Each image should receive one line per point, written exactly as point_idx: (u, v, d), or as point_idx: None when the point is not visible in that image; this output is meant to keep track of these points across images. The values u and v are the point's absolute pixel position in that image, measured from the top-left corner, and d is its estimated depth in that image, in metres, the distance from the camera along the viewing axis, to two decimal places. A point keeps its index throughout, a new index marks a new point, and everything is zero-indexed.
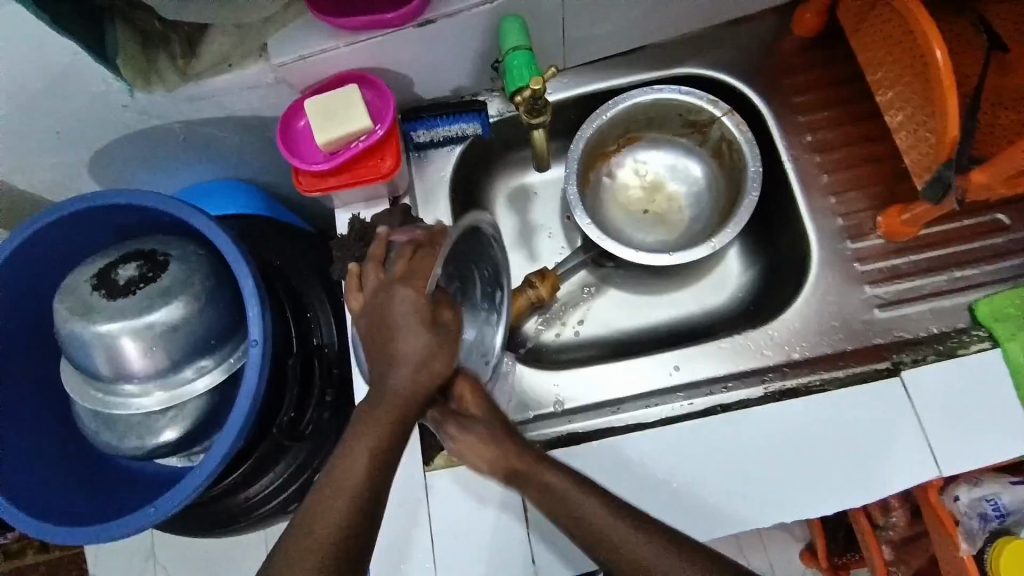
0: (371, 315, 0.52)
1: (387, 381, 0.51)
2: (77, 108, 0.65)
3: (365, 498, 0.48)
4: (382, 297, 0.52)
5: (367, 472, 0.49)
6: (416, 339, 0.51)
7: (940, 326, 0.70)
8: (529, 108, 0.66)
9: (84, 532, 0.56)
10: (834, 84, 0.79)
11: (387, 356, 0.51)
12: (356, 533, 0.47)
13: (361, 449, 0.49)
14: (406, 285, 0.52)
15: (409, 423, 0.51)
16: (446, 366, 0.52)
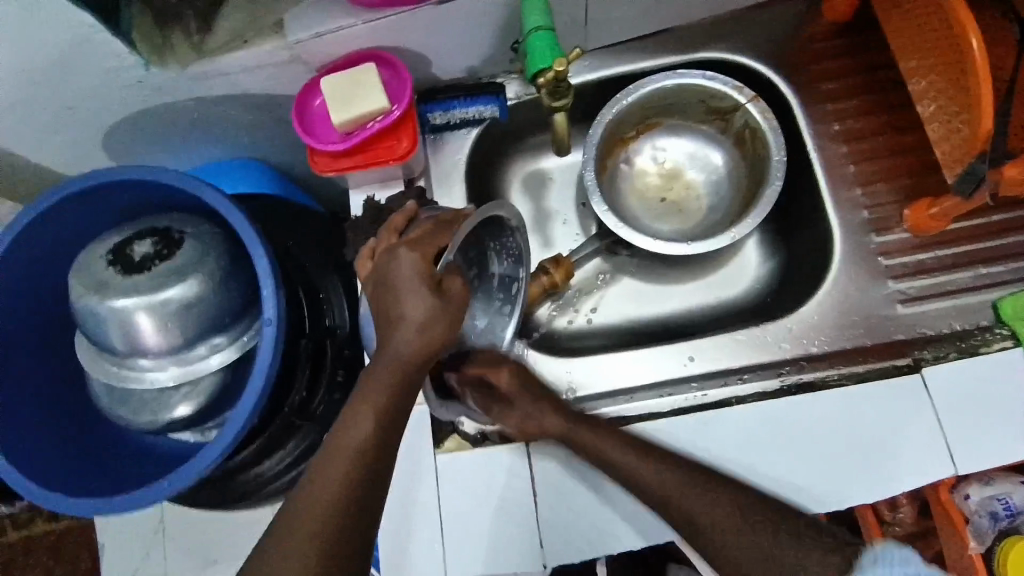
0: (376, 280, 0.52)
1: (386, 344, 0.50)
2: (91, 83, 0.64)
3: (366, 461, 0.49)
4: (387, 261, 0.52)
5: (367, 432, 0.49)
6: (416, 303, 0.50)
7: (963, 323, 0.69)
8: (552, 91, 0.65)
9: (97, 505, 0.57)
10: (862, 72, 0.77)
11: (388, 320, 0.51)
12: (355, 491, 0.48)
13: (364, 415, 0.49)
14: (411, 251, 0.51)
15: (408, 389, 0.51)
16: (448, 333, 0.51)
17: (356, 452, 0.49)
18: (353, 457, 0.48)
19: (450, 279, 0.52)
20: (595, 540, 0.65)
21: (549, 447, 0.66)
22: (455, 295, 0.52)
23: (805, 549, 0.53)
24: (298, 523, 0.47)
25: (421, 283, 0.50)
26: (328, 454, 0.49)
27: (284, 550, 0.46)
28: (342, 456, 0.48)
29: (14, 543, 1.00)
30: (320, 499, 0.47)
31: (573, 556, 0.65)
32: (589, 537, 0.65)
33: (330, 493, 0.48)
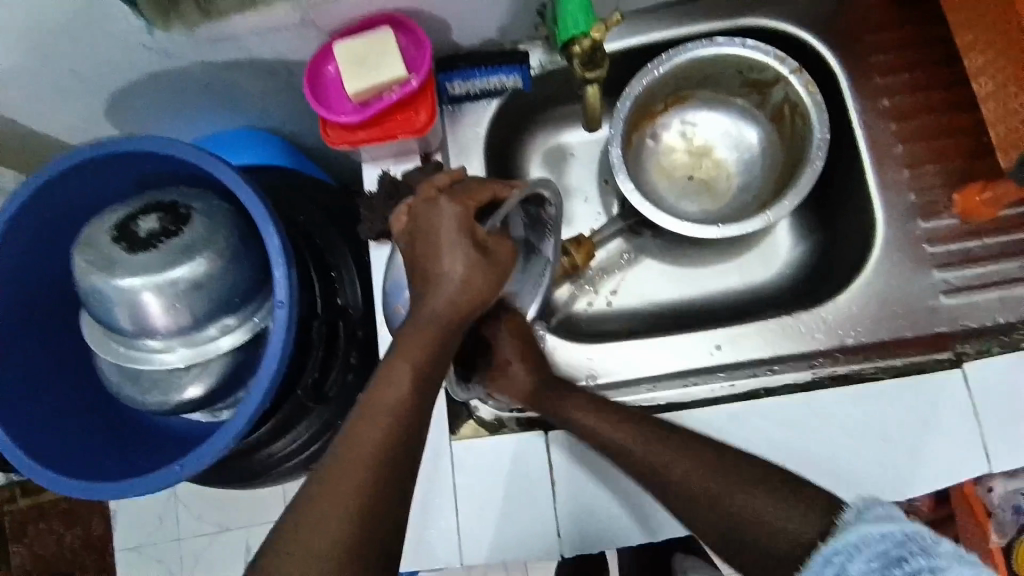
0: (414, 235, 0.49)
1: (426, 302, 0.48)
2: (92, 45, 0.60)
3: (403, 423, 0.45)
4: (425, 214, 0.49)
5: (404, 394, 0.46)
6: (458, 258, 0.47)
7: (1009, 317, 0.65)
8: (586, 61, 0.61)
9: (108, 488, 0.56)
10: (917, 42, 0.71)
11: (426, 277, 0.48)
12: (391, 460, 0.44)
13: (401, 376, 0.46)
14: (453, 203, 0.48)
15: (445, 350, 0.48)
16: (489, 291, 0.48)
17: (387, 422, 0.45)
18: (383, 428, 0.45)
19: (492, 235, 0.50)
20: (613, 533, 0.63)
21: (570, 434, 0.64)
22: (498, 251, 0.49)
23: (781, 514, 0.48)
24: (320, 503, 0.43)
25: (464, 237, 0.47)
26: (356, 425, 0.45)
27: (306, 527, 0.42)
28: (372, 425, 0.45)
29: (26, 510, 1.01)
30: (348, 472, 0.43)
31: (590, 548, 0.63)
32: (607, 530, 0.63)
33: (356, 469, 0.44)
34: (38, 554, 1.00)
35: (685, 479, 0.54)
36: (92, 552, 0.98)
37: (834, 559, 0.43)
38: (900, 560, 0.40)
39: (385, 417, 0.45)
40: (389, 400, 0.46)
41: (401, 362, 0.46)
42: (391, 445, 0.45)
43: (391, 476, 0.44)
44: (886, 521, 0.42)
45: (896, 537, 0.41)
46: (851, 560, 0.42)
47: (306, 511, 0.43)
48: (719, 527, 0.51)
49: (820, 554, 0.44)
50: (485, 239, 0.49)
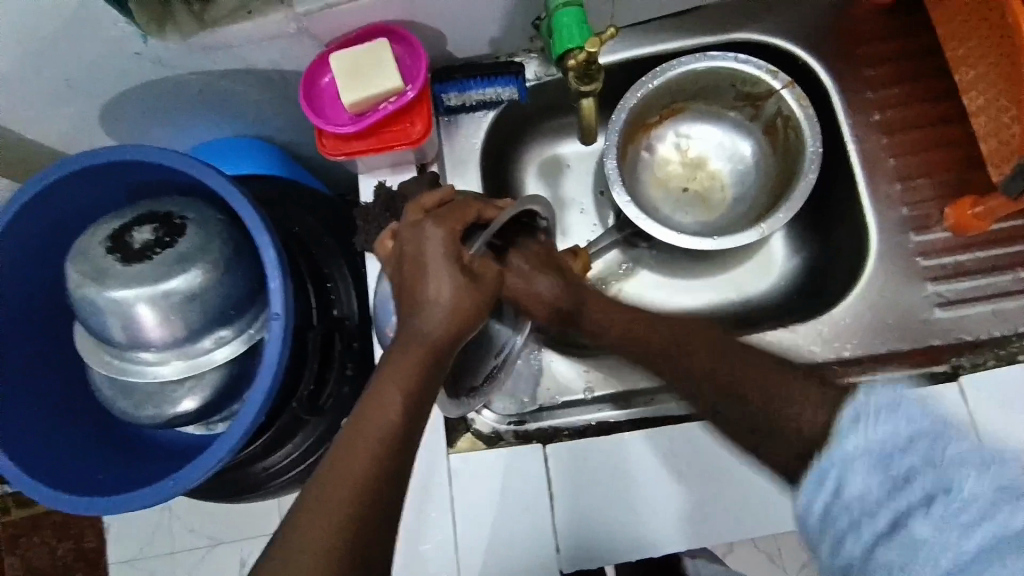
0: (402, 259, 0.50)
1: (416, 326, 0.48)
2: (88, 54, 0.60)
3: (399, 438, 0.45)
4: (412, 237, 0.49)
5: (399, 411, 0.45)
6: (446, 281, 0.48)
7: (1002, 329, 0.65)
8: (581, 74, 0.60)
9: (99, 504, 0.55)
10: (909, 57, 0.72)
11: (415, 301, 0.48)
12: (386, 475, 0.44)
13: (395, 391, 0.46)
14: (438, 227, 0.49)
15: (438, 369, 0.48)
16: (478, 310, 0.50)
17: (372, 452, 0.44)
18: (369, 457, 0.44)
19: (477, 257, 0.51)
20: (612, 547, 0.62)
21: (567, 448, 0.64)
22: (485, 271, 0.50)
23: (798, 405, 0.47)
24: (301, 539, 0.41)
25: (452, 259, 0.49)
26: (340, 455, 0.44)
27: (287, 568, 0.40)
28: (359, 455, 0.44)
29: (17, 522, 0.99)
30: (331, 507, 0.42)
31: (587, 562, 0.62)
32: (605, 544, 0.62)
33: (341, 502, 0.42)
34: (29, 567, 0.98)
35: (720, 369, 0.54)
36: (82, 567, 0.96)
37: (835, 472, 0.41)
38: (906, 474, 0.39)
39: (371, 446, 0.44)
40: (376, 428, 0.44)
41: (390, 386, 0.46)
42: (379, 475, 0.43)
43: (377, 507, 0.43)
44: (889, 421, 0.40)
45: (902, 437, 0.40)
46: (856, 477, 0.40)
47: (285, 555, 0.41)
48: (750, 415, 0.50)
49: (822, 461, 0.41)
50: (471, 260, 0.50)
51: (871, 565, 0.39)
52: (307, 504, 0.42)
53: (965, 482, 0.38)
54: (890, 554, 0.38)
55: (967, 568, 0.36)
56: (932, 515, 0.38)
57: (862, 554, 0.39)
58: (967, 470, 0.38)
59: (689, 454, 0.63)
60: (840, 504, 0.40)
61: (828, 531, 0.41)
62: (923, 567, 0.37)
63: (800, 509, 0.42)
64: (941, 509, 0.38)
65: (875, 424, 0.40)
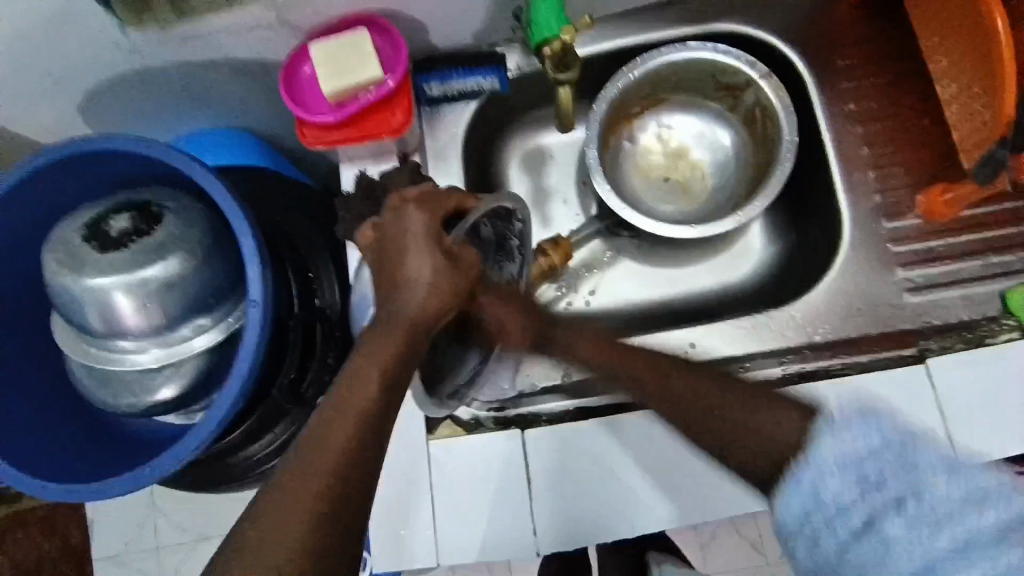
0: (382, 242, 0.50)
1: (396, 304, 0.48)
2: (65, 43, 0.60)
3: (372, 425, 0.45)
4: (394, 221, 0.50)
5: (373, 393, 0.46)
6: (425, 261, 0.49)
7: (971, 314, 0.67)
8: (557, 63, 0.61)
9: (79, 491, 0.55)
10: (884, 49, 0.73)
11: (395, 280, 0.49)
12: (361, 458, 0.44)
13: (371, 375, 0.46)
14: (420, 210, 0.50)
15: (416, 350, 0.48)
16: (457, 294, 0.50)
17: (352, 423, 0.45)
18: (347, 430, 0.45)
19: (459, 243, 0.51)
20: (590, 530, 0.64)
21: (545, 434, 0.65)
22: (466, 257, 0.51)
23: (770, 419, 0.47)
24: (283, 505, 0.43)
25: (431, 242, 0.49)
26: (320, 427, 0.45)
27: (270, 529, 0.42)
28: (338, 427, 0.45)
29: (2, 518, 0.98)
30: (312, 475, 0.43)
31: (567, 544, 0.64)
32: (583, 527, 0.64)
33: (321, 470, 0.43)
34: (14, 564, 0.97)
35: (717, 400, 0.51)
36: (67, 562, 0.95)
37: (809, 481, 0.42)
38: (878, 478, 0.41)
39: (348, 422, 0.45)
40: (356, 400, 0.46)
41: (368, 362, 0.47)
42: (357, 447, 0.44)
43: (356, 477, 0.44)
44: (863, 430, 0.42)
45: (874, 445, 0.42)
46: (826, 483, 0.42)
47: (265, 516, 0.43)
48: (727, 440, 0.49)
49: (798, 470, 0.43)
50: (451, 246, 0.50)
51: (844, 566, 0.41)
52: (288, 473, 0.44)
53: (937, 487, 0.40)
54: (862, 550, 0.40)
55: (936, 566, 0.38)
56: (903, 516, 0.40)
57: (837, 549, 0.41)
58: (938, 477, 0.40)
59: (661, 438, 0.64)
60: (817, 515, 0.42)
61: (800, 534, 0.43)
62: (896, 561, 0.39)
63: (782, 518, 0.43)
64: (912, 512, 0.40)
65: (848, 436, 0.42)
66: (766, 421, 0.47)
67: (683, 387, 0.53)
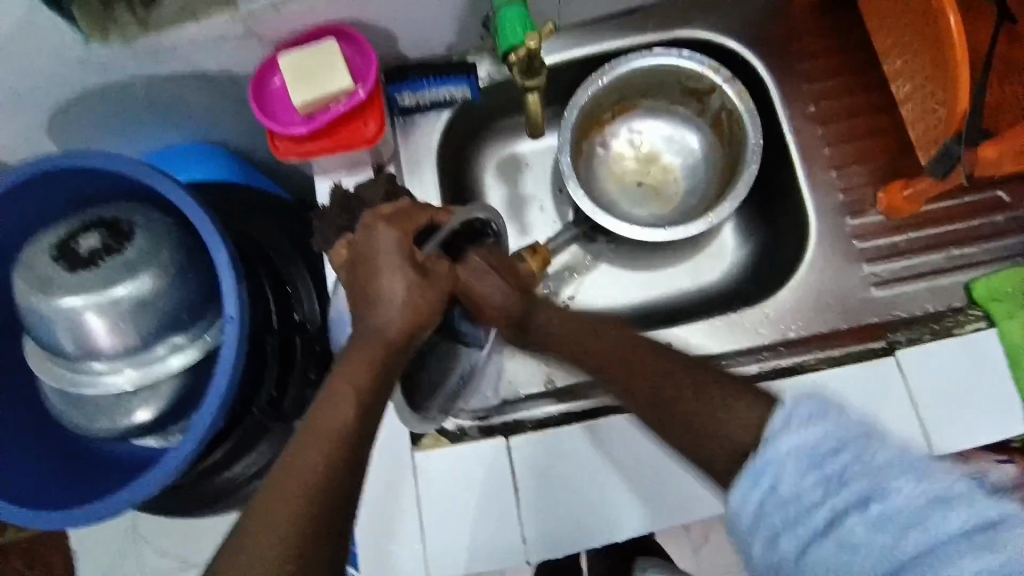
0: (354, 262, 0.51)
1: (372, 320, 0.49)
2: (28, 60, 0.59)
3: (351, 443, 0.45)
4: (364, 240, 0.50)
5: (353, 413, 0.46)
6: (398, 277, 0.49)
7: (936, 305, 0.69)
8: (524, 69, 0.62)
9: (53, 518, 0.54)
10: (840, 51, 0.76)
11: (370, 297, 0.49)
12: (344, 480, 0.44)
13: (348, 394, 0.46)
14: (390, 228, 0.50)
15: (393, 364, 0.49)
16: (435, 305, 0.50)
17: (329, 449, 0.44)
18: (322, 454, 0.44)
19: (431, 256, 0.52)
20: (577, 533, 0.63)
21: (528, 439, 0.65)
22: (438, 270, 0.52)
23: (734, 399, 0.50)
24: (261, 534, 0.41)
25: (404, 258, 0.50)
26: (291, 458, 0.44)
27: (247, 561, 0.41)
28: (311, 456, 0.44)
29: None
30: (287, 502, 0.42)
31: (555, 549, 0.63)
32: (569, 532, 0.63)
33: (298, 496, 0.43)
34: None
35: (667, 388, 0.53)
36: None
37: (769, 471, 0.44)
38: (837, 474, 0.42)
39: (329, 444, 0.45)
40: (334, 426, 0.45)
41: (343, 386, 0.47)
42: (333, 471, 0.44)
43: (334, 500, 0.43)
44: (821, 425, 0.44)
45: (832, 438, 0.43)
46: (786, 475, 0.43)
47: (237, 556, 0.41)
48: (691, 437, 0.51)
49: (758, 462, 0.45)
50: (423, 259, 0.51)
51: (802, 563, 0.42)
52: (262, 502, 0.43)
53: (896, 486, 0.41)
54: (822, 553, 0.41)
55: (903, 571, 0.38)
56: (864, 514, 0.40)
57: (795, 554, 0.42)
58: (894, 480, 0.41)
59: (636, 446, 0.65)
60: (773, 504, 0.43)
61: (761, 531, 0.44)
62: (853, 563, 0.40)
63: (736, 513, 0.45)
64: (873, 510, 0.40)
65: (808, 429, 0.44)
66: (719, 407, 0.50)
67: (650, 366, 0.55)
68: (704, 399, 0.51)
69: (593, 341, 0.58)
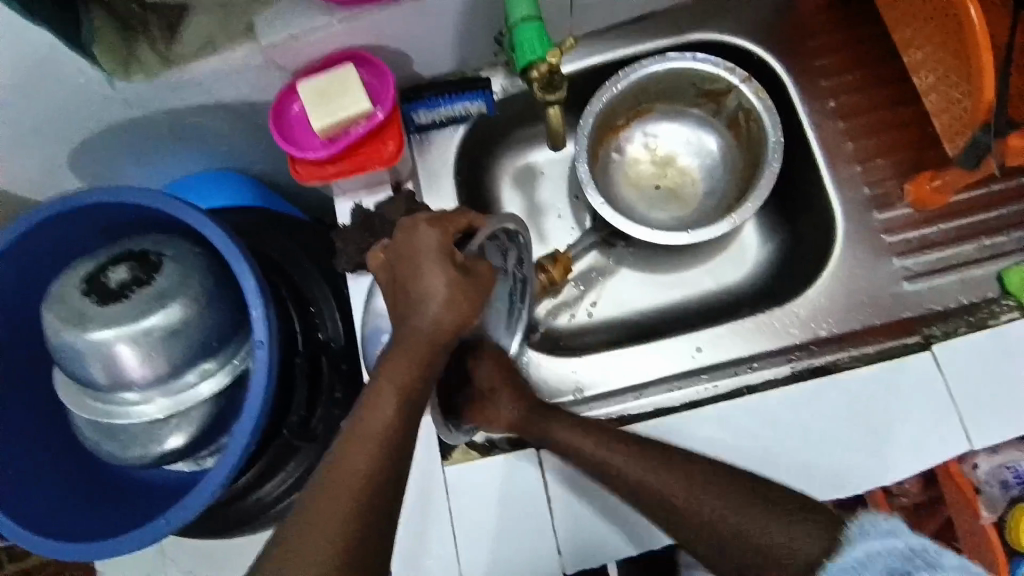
0: (393, 262, 0.51)
1: (415, 320, 0.49)
2: (54, 99, 0.60)
3: (392, 446, 0.47)
4: (404, 240, 0.50)
5: (395, 412, 0.48)
6: (440, 276, 0.49)
7: (969, 297, 0.68)
8: (545, 84, 0.62)
9: (93, 548, 0.55)
10: (858, 44, 0.75)
11: (411, 298, 0.49)
12: (381, 483, 0.45)
13: (393, 395, 0.48)
14: (432, 228, 0.50)
15: (435, 366, 0.50)
16: (474, 306, 0.50)
17: (373, 449, 0.46)
18: (368, 453, 0.46)
19: (470, 258, 0.52)
20: (612, 543, 0.63)
21: None
22: (480, 272, 0.51)
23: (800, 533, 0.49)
24: (302, 544, 0.43)
25: (446, 257, 0.49)
26: (340, 457, 0.46)
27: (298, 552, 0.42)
28: (359, 453, 0.46)
29: None
30: (336, 498, 0.44)
31: (591, 560, 0.63)
32: (604, 539, 0.63)
33: (342, 497, 0.44)
34: None
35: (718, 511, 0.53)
36: None
37: None
38: None
39: (373, 444, 0.46)
40: (376, 426, 0.47)
41: (387, 389, 0.48)
42: (376, 479, 0.45)
43: (381, 494, 0.45)
44: (888, 532, 0.46)
45: (893, 556, 0.45)
46: None
47: (289, 551, 0.43)
48: (734, 548, 0.52)
49: None
50: (463, 260, 0.51)
51: None
52: (313, 501, 0.44)
53: None
54: None
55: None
56: None
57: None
58: None
59: None
60: None
61: None
62: None
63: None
64: None
65: (873, 543, 0.46)
66: (778, 537, 0.50)
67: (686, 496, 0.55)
68: (751, 527, 0.51)
69: (646, 476, 0.57)
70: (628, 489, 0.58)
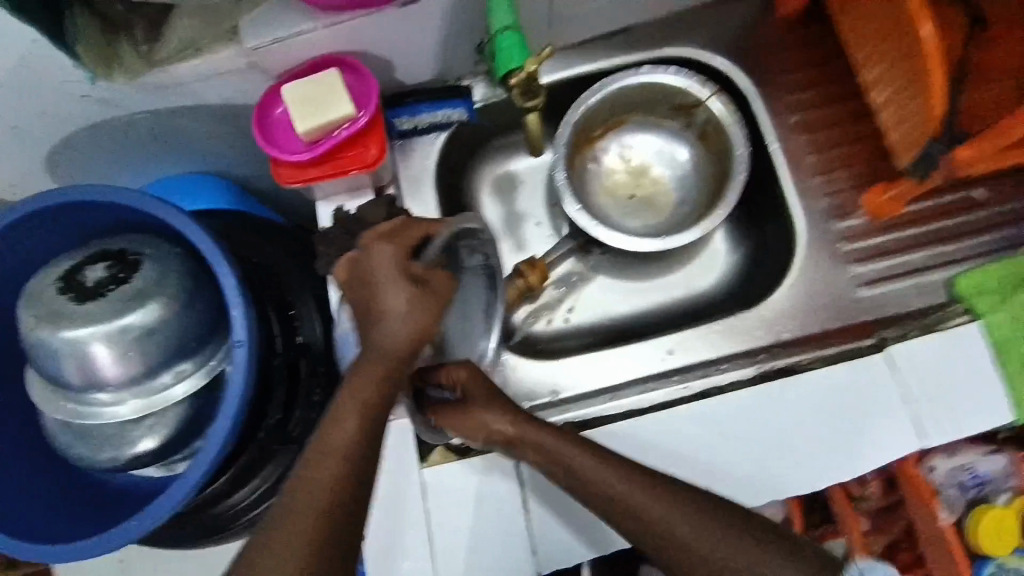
0: (354, 280, 0.52)
1: (375, 335, 0.50)
2: (33, 97, 0.60)
3: (359, 458, 0.47)
4: (362, 258, 0.52)
5: (358, 430, 0.48)
6: (395, 291, 0.50)
7: (923, 302, 0.72)
8: (524, 89, 0.66)
9: (54, 551, 0.54)
10: (820, 62, 0.80)
11: (371, 314, 0.51)
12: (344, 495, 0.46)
13: (356, 408, 0.48)
14: (386, 245, 0.52)
15: (399, 377, 0.51)
16: (433, 319, 0.51)
17: (339, 464, 0.47)
18: (333, 470, 0.46)
19: (429, 268, 0.53)
20: (585, 543, 0.65)
21: None
22: (436, 282, 0.52)
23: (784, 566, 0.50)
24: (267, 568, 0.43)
25: (399, 272, 0.51)
26: (308, 472, 0.46)
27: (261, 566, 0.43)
28: (325, 470, 0.46)
29: None
30: (305, 517, 0.45)
31: (564, 558, 0.65)
32: (578, 538, 0.65)
33: (309, 516, 0.45)
34: None
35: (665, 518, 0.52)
36: None
37: None
38: None
39: (338, 458, 0.47)
40: (340, 443, 0.47)
41: (349, 404, 0.48)
42: (341, 493, 0.46)
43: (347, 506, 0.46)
44: None
45: None
46: None
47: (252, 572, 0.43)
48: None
49: None
50: (420, 271, 0.52)
51: None
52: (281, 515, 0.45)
53: None
54: None
55: None
56: None
57: None
58: None
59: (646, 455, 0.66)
60: None
61: None
62: None
63: None
64: None
65: None
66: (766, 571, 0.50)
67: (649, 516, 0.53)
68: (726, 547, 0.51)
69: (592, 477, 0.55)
70: (615, 512, 0.54)
